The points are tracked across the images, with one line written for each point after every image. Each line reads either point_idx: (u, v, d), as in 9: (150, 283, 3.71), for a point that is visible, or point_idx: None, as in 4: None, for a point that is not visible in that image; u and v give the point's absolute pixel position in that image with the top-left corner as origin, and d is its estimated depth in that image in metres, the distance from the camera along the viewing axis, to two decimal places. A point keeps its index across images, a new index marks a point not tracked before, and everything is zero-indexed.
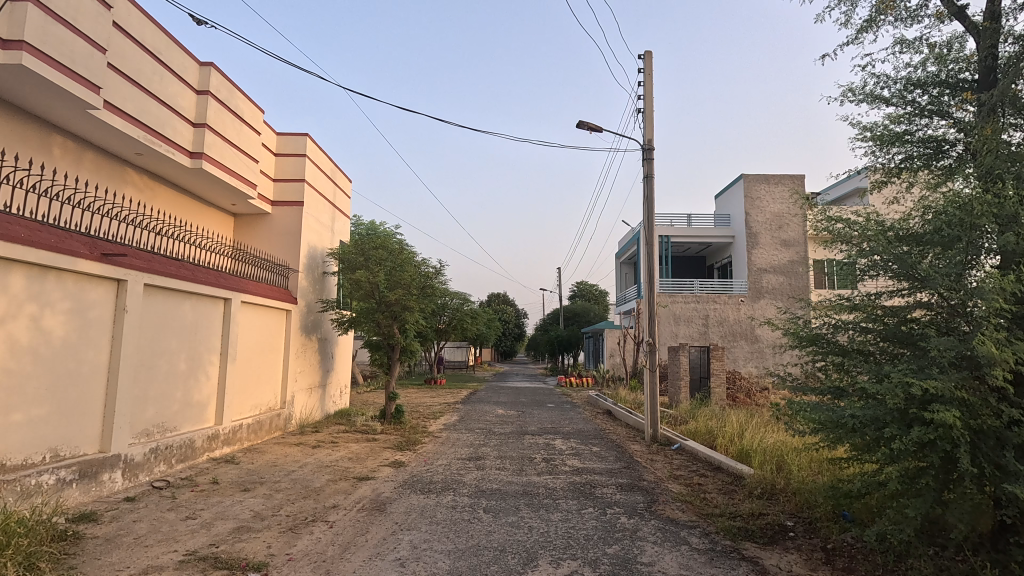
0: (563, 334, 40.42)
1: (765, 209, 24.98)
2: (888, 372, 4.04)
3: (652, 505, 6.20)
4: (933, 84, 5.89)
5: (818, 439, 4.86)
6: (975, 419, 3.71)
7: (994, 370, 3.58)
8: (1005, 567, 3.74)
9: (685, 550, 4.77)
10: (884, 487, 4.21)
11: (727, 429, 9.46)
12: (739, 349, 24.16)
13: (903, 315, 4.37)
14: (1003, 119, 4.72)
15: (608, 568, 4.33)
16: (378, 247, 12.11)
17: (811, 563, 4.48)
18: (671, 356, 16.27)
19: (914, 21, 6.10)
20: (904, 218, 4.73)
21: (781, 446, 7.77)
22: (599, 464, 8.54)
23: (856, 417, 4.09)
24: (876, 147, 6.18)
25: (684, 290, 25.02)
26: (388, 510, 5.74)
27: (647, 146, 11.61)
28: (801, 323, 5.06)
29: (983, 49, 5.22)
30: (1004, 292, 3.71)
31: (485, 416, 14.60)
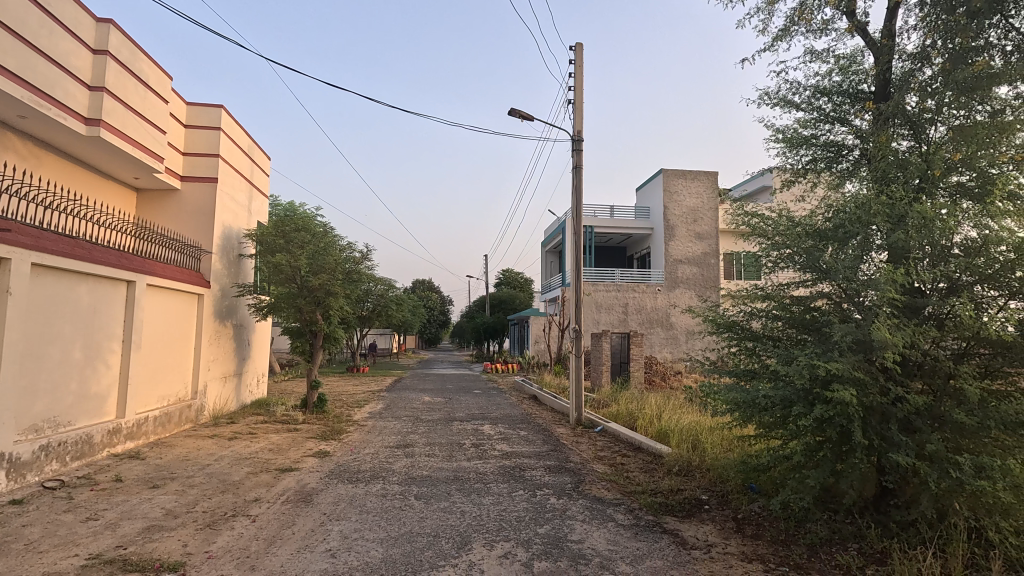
0: (488, 322, 40.79)
1: (681, 203, 26.30)
2: (796, 356, 4.39)
3: (579, 485, 6.45)
4: (836, 93, 6.37)
5: (730, 418, 5.26)
6: (866, 396, 4.13)
7: (885, 353, 3.99)
8: (885, 526, 4.27)
9: (612, 527, 5.00)
10: (788, 460, 4.64)
11: (647, 412, 9.98)
12: (655, 335, 25.43)
13: (807, 304, 4.80)
14: (894, 129, 5.22)
15: (539, 547, 4.46)
16: (301, 229, 11.56)
17: (724, 533, 4.85)
18: (594, 342, 16.83)
19: (824, 34, 6.58)
20: (811, 215, 5.18)
21: (696, 426, 8.30)
22: (526, 447, 8.73)
23: (767, 397, 4.44)
24: (786, 148, 6.59)
25: (606, 279, 25.93)
26: (315, 501, 5.56)
27: (576, 137, 11.86)
28: (718, 311, 5.43)
29: (880, 64, 5.74)
30: (892, 282, 4.16)
31: (412, 403, 14.47)
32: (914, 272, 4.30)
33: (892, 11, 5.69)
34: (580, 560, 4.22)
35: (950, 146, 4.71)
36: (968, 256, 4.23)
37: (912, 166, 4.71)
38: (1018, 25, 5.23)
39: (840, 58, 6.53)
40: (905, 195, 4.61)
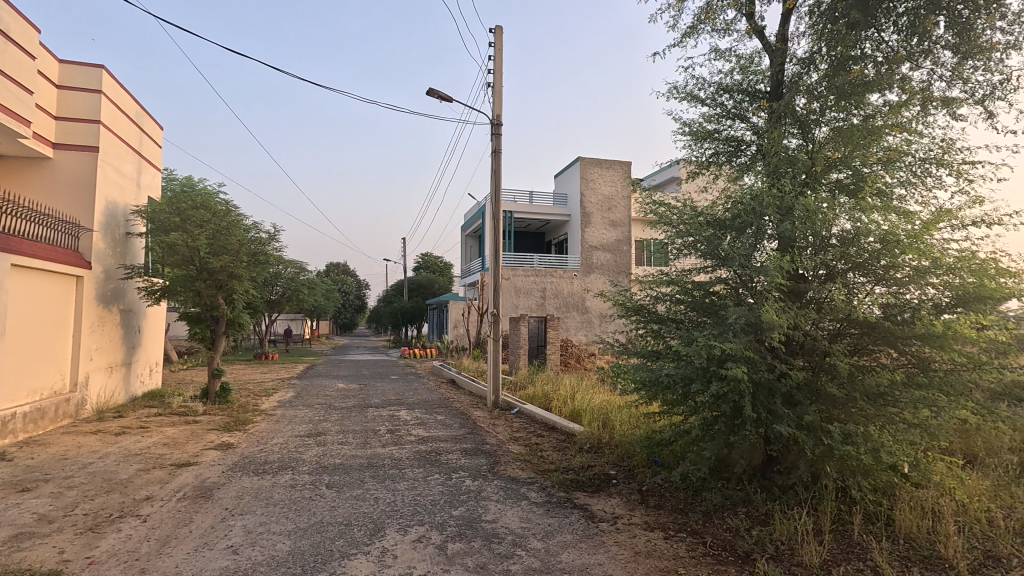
0: (407, 306, 40.14)
1: (596, 190, 27.11)
2: (696, 337, 4.68)
3: (495, 466, 6.56)
4: (736, 91, 6.74)
5: (637, 397, 5.55)
6: (756, 373, 4.47)
7: (772, 333, 4.33)
8: (770, 490, 4.70)
9: (525, 505, 5.14)
10: (688, 434, 4.99)
11: (561, 393, 10.30)
12: (571, 319, 26.19)
13: (707, 289, 5.15)
14: (785, 127, 5.63)
15: (454, 529, 4.48)
16: (199, 206, 10.72)
17: (629, 504, 5.13)
18: (512, 326, 17.04)
19: (727, 34, 6.96)
20: (712, 206, 5.53)
21: (606, 405, 8.68)
22: (443, 431, 8.72)
23: (670, 376, 4.72)
24: (692, 141, 6.95)
25: (525, 264, 26.31)
26: (215, 496, 5.25)
27: (494, 121, 11.84)
28: (627, 295, 5.69)
29: (774, 66, 6.14)
30: (779, 268, 4.53)
31: (324, 390, 13.97)
32: (798, 260, 4.72)
33: (785, 17, 6.11)
34: (494, 539, 4.30)
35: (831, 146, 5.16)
36: (843, 246, 4.70)
37: (799, 163, 5.13)
38: (888, 38, 5.79)
39: (740, 58, 6.94)
40: (792, 189, 5.04)
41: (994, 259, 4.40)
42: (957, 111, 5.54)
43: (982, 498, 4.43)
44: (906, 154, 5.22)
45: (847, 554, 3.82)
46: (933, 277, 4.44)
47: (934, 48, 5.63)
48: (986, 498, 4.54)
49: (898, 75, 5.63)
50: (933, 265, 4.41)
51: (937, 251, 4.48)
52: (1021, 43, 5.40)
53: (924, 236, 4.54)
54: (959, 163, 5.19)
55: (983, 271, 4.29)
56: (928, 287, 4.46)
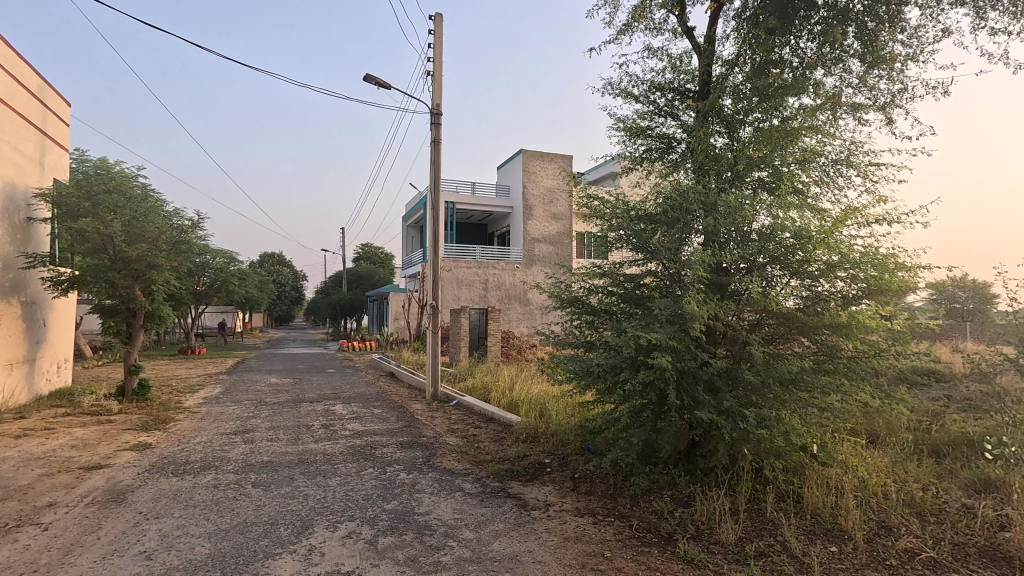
0: (346, 298, 39.12)
1: (538, 183, 27.33)
2: (625, 327, 4.82)
3: (430, 458, 6.52)
4: (668, 89, 6.95)
5: (571, 386, 5.67)
6: (680, 362, 4.66)
7: (694, 324, 4.52)
8: (693, 473, 4.93)
9: (459, 496, 5.15)
10: (618, 422, 5.16)
11: (500, 384, 10.37)
12: (513, 311, 26.36)
13: (637, 281, 5.31)
14: (712, 126, 5.87)
15: (385, 523, 4.43)
16: (112, 191, 9.97)
17: (562, 492, 5.24)
18: (453, 318, 16.96)
19: (659, 33, 7.14)
20: (643, 201, 5.70)
21: (543, 395, 8.83)
22: (379, 425, 8.58)
23: (599, 366, 4.85)
24: (626, 137, 7.12)
25: (467, 255, 26.27)
26: (128, 500, 4.93)
27: (434, 110, 11.67)
28: (563, 287, 5.79)
29: (702, 67, 6.37)
30: (703, 262, 4.73)
31: (255, 385, 13.42)
32: (721, 254, 4.95)
33: (712, 19, 6.35)
34: (426, 531, 4.28)
35: (753, 145, 5.43)
36: (761, 241, 4.96)
37: (722, 161, 5.37)
38: (804, 45, 6.13)
39: (672, 57, 7.16)
40: (715, 185, 5.27)
41: (892, 254, 4.78)
42: (863, 116, 5.96)
43: (880, 474, 4.84)
44: (819, 155, 5.57)
45: (760, 530, 4.06)
46: (841, 271, 4.76)
47: (844, 56, 6.02)
48: (883, 473, 4.96)
49: (812, 80, 6.00)
50: (840, 260, 4.72)
51: (844, 246, 4.82)
52: (918, 55, 5.87)
53: (832, 233, 4.87)
54: (865, 165, 5.59)
55: (883, 266, 4.64)
56: (837, 280, 4.79)
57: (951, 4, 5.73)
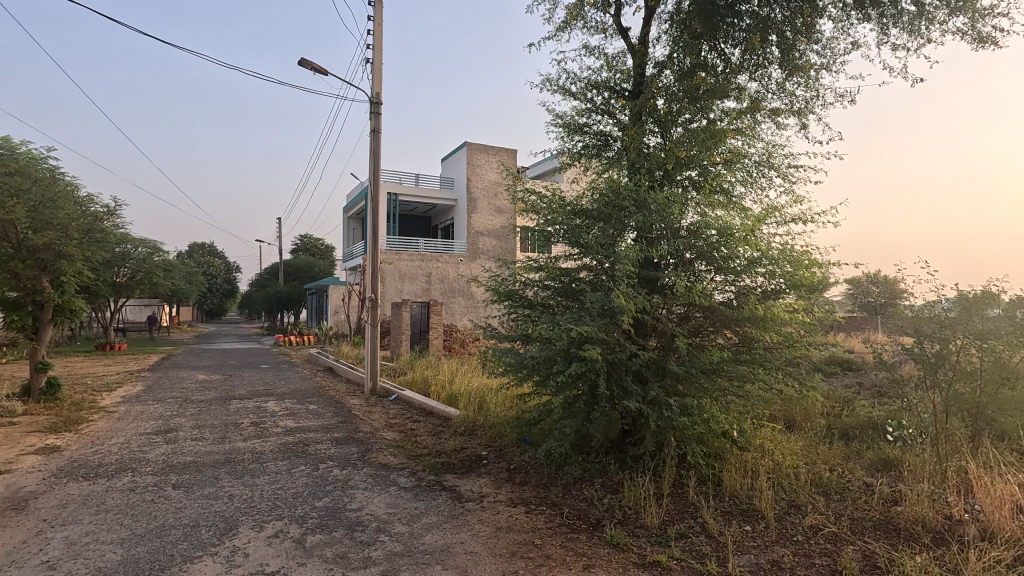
0: (283, 291, 37.68)
1: (482, 177, 27.30)
2: (559, 320, 4.92)
3: (366, 454, 6.42)
4: (604, 88, 7.10)
5: (507, 379, 5.74)
6: (611, 354, 4.80)
7: (623, 316, 4.66)
8: (623, 461, 5.11)
9: (393, 491, 5.11)
10: (552, 413, 5.27)
11: (440, 378, 10.33)
12: (456, 304, 26.24)
13: (572, 275, 5.42)
14: (646, 126, 6.04)
15: (315, 521, 4.34)
16: (15, 173, 9.15)
17: (497, 483, 5.31)
18: (394, 312, 16.71)
19: (595, 32, 7.28)
20: (579, 197, 5.81)
21: (483, 388, 8.87)
22: (313, 421, 8.34)
23: (533, 359, 4.94)
24: (564, 133, 7.23)
25: (410, 248, 26.02)
26: (30, 507, 4.58)
27: (373, 99, 11.41)
28: (500, 281, 5.85)
29: (636, 67, 6.55)
30: (633, 257, 4.90)
31: (181, 382, 12.73)
32: (650, 249, 5.13)
33: (646, 22, 6.54)
34: (357, 527, 4.22)
35: (682, 146, 5.64)
36: (689, 238, 5.18)
37: (653, 159, 5.55)
38: (729, 50, 6.41)
39: (608, 57, 7.31)
40: (646, 183, 5.45)
41: (805, 252, 5.11)
42: (782, 120, 6.31)
43: (793, 457, 5.19)
44: (743, 156, 5.86)
45: (682, 513, 4.27)
46: (760, 267, 5.04)
47: (765, 63, 6.35)
48: (796, 456, 5.32)
49: (735, 84, 6.31)
50: (760, 256, 5.00)
51: (763, 243, 5.10)
52: (831, 65, 6.28)
53: (753, 230, 5.14)
54: (784, 166, 5.93)
55: (798, 262, 4.95)
56: (757, 276, 5.07)
57: (858, 18, 6.17)
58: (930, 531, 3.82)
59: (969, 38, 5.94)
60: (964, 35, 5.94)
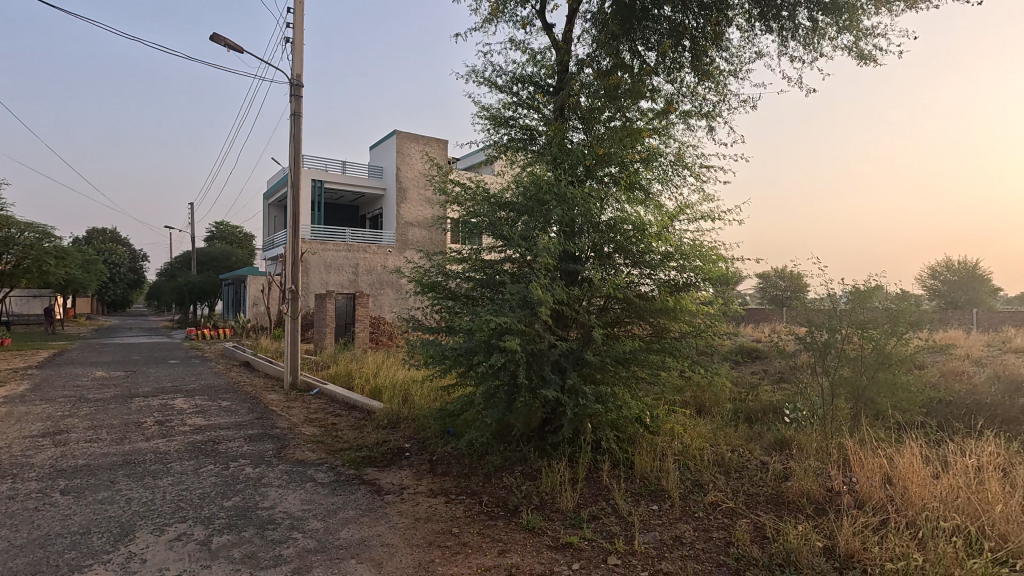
0: (196, 281, 35.36)
1: (412, 166, 26.85)
2: (479, 312, 4.95)
3: (282, 450, 6.19)
4: (529, 82, 7.18)
5: (430, 370, 5.72)
6: (531, 345, 4.89)
7: (541, 308, 4.74)
8: (543, 449, 5.25)
9: (309, 487, 4.97)
10: (474, 403, 5.32)
11: (364, 371, 10.12)
12: (384, 296, 25.71)
13: (495, 267, 5.47)
14: (569, 122, 6.18)
15: (223, 521, 4.15)
16: None
17: (418, 475, 5.29)
18: (318, 304, 16.15)
19: (521, 26, 7.34)
20: (502, 189, 5.87)
21: (408, 381, 8.78)
22: (226, 419, 7.93)
23: (454, 350, 4.96)
24: (490, 126, 7.27)
25: (336, 238, 25.20)
26: None
27: (294, 81, 10.92)
28: (423, 272, 5.82)
29: (560, 63, 6.67)
30: (554, 250, 5.02)
31: (75, 380, 11.67)
32: (571, 243, 5.26)
33: (569, 19, 6.68)
34: (268, 525, 4.09)
35: (602, 143, 5.82)
36: (606, 232, 5.37)
37: (574, 155, 5.70)
38: (646, 51, 6.67)
39: (533, 51, 7.40)
40: (567, 178, 5.57)
41: (712, 247, 5.44)
42: (694, 122, 6.67)
43: (699, 439, 5.54)
44: (659, 155, 6.14)
45: (596, 496, 4.46)
46: (672, 261, 5.31)
47: (679, 67, 6.66)
48: (703, 438, 5.68)
49: (651, 85, 6.58)
50: (671, 251, 5.26)
51: (675, 239, 5.38)
52: (738, 71, 6.69)
53: (665, 226, 5.41)
54: (696, 166, 6.28)
55: (706, 257, 5.27)
56: (669, 269, 5.34)
57: (761, 29, 6.61)
58: (813, 503, 4.20)
59: (853, 54, 6.53)
60: (850, 52, 6.53)
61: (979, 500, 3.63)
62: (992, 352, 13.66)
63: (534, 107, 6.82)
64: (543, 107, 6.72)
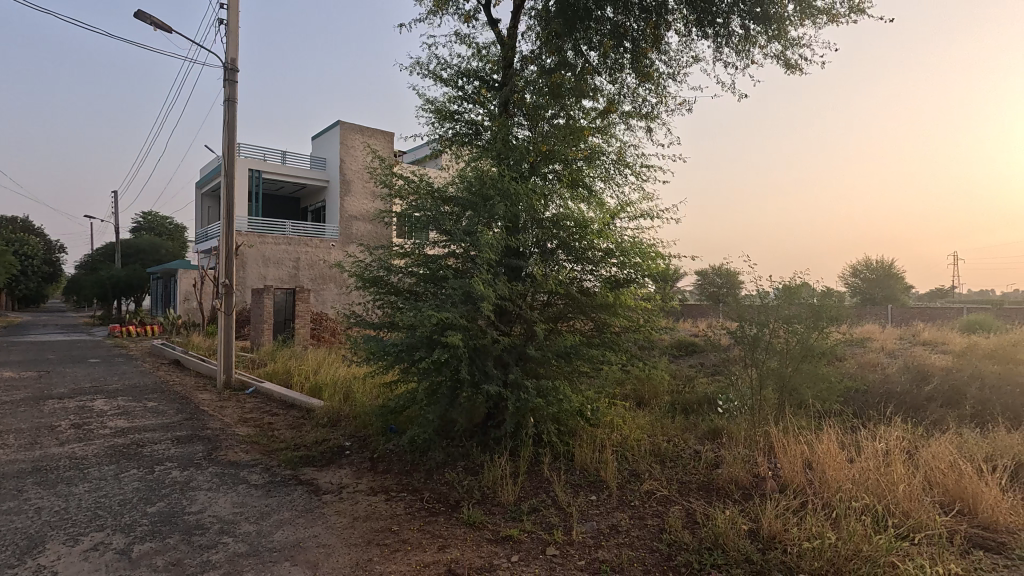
0: (120, 275, 33.16)
1: (356, 158, 26.20)
2: (421, 308, 4.88)
3: (213, 452, 5.91)
4: (475, 76, 7.14)
5: (371, 367, 5.61)
6: (473, 341, 4.88)
7: (483, 304, 4.73)
8: (485, 443, 5.26)
9: (242, 489, 4.78)
10: (416, 400, 5.26)
11: (304, 368, 9.81)
12: (327, 291, 24.99)
13: (438, 262, 5.41)
14: (513, 118, 6.19)
15: (146, 528, 3.93)
16: None
17: (358, 473, 5.19)
18: (255, 299, 15.51)
19: (466, 19, 7.29)
20: (446, 183, 5.82)
21: (349, 378, 8.59)
22: (152, 420, 7.49)
23: (396, 346, 4.88)
24: (435, 119, 7.19)
25: (275, 231, 24.26)
26: None
27: (228, 65, 10.40)
28: (364, 266, 5.69)
29: (505, 59, 6.67)
30: (497, 245, 5.02)
31: None
32: (515, 238, 5.28)
33: (514, 15, 6.69)
34: (196, 530, 3.90)
35: (547, 140, 5.87)
36: (550, 229, 5.42)
37: (518, 151, 5.71)
38: (589, 51, 6.78)
39: (478, 46, 7.36)
40: (511, 173, 5.58)
41: (651, 245, 5.61)
42: (635, 122, 6.84)
43: (638, 431, 5.70)
44: (601, 153, 6.25)
45: (536, 488, 4.52)
46: (613, 258, 5.43)
47: (621, 67, 6.81)
48: (641, 430, 5.86)
49: (594, 85, 6.70)
50: (612, 247, 5.37)
51: (616, 236, 5.50)
52: (676, 75, 6.92)
53: (607, 224, 5.52)
54: (636, 165, 6.44)
55: (645, 254, 5.42)
56: (610, 266, 5.45)
57: (698, 35, 6.85)
58: (740, 488, 4.42)
59: (781, 62, 6.89)
60: (778, 60, 6.87)
61: (886, 480, 3.93)
62: (902, 344, 14.81)
63: (480, 101, 6.79)
64: (488, 102, 6.70)
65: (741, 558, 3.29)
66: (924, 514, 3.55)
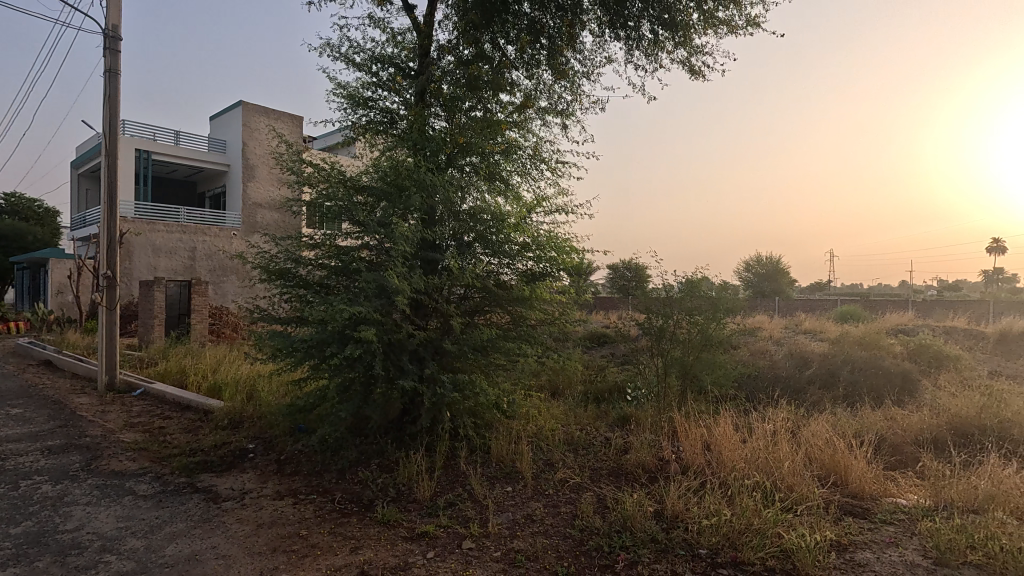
0: None
1: (261, 142, 24.62)
2: (332, 301, 4.67)
3: (92, 462, 5.33)
4: (390, 63, 6.93)
5: (277, 365, 5.30)
6: (388, 335, 4.74)
7: (398, 297, 4.60)
8: (400, 440, 5.16)
9: (128, 501, 4.35)
10: (326, 398, 5.04)
11: (201, 367, 9.10)
12: (228, 283, 23.33)
13: (350, 254, 5.20)
14: (429, 108, 6.09)
15: (8, 552, 3.47)
16: None
17: (262, 477, 4.90)
18: (144, 292, 14.15)
19: (380, 3, 7.04)
20: (359, 173, 5.61)
21: (253, 377, 8.08)
22: (16, 429, 6.61)
23: (305, 342, 4.64)
24: (347, 105, 6.90)
25: (167, 218, 22.28)
26: None
27: (109, 32, 9.35)
28: (270, 258, 5.35)
29: (421, 46, 6.52)
30: (413, 238, 4.90)
31: None
32: (431, 231, 5.18)
33: (430, 3, 6.55)
34: (71, 551, 3.50)
35: (463, 133, 5.82)
36: (466, 222, 5.37)
37: (435, 142, 5.62)
38: (506, 44, 6.79)
39: (393, 31, 7.14)
40: (428, 164, 5.48)
41: (566, 240, 5.76)
42: (551, 118, 6.95)
43: (552, 421, 5.85)
44: (518, 148, 6.30)
45: (452, 483, 4.50)
46: (529, 252, 5.50)
47: (537, 63, 6.89)
48: (555, 420, 6.00)
49: (511, 79, 6.72)
50: (528, 241, 5.45)
51: (532, 230, 5.59)
52: (590, 74, 7.11)
53: (523, 218, 5.59)
54: (552, 161, 6.56)
55: (560, 248, 5.55)
56: (526, 259, 5.52)
57: (610, 37, 7.07)
58: (647, 472, 4.66)
59: (686, 68, 7.28)
60: (684, 66, 7.26)
61: (773, 458, 4.31)
62: (787, 333, 16.27)
63: (395, 89, 6.60)
64: (404, 90, 6.52)
65: (647, 538, 3.47)
66: (804, 488, 3.93)
